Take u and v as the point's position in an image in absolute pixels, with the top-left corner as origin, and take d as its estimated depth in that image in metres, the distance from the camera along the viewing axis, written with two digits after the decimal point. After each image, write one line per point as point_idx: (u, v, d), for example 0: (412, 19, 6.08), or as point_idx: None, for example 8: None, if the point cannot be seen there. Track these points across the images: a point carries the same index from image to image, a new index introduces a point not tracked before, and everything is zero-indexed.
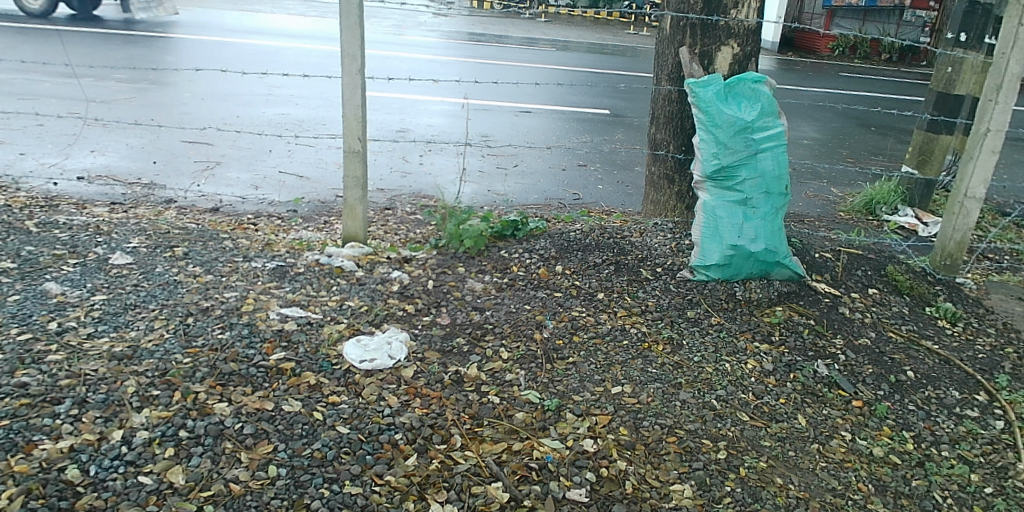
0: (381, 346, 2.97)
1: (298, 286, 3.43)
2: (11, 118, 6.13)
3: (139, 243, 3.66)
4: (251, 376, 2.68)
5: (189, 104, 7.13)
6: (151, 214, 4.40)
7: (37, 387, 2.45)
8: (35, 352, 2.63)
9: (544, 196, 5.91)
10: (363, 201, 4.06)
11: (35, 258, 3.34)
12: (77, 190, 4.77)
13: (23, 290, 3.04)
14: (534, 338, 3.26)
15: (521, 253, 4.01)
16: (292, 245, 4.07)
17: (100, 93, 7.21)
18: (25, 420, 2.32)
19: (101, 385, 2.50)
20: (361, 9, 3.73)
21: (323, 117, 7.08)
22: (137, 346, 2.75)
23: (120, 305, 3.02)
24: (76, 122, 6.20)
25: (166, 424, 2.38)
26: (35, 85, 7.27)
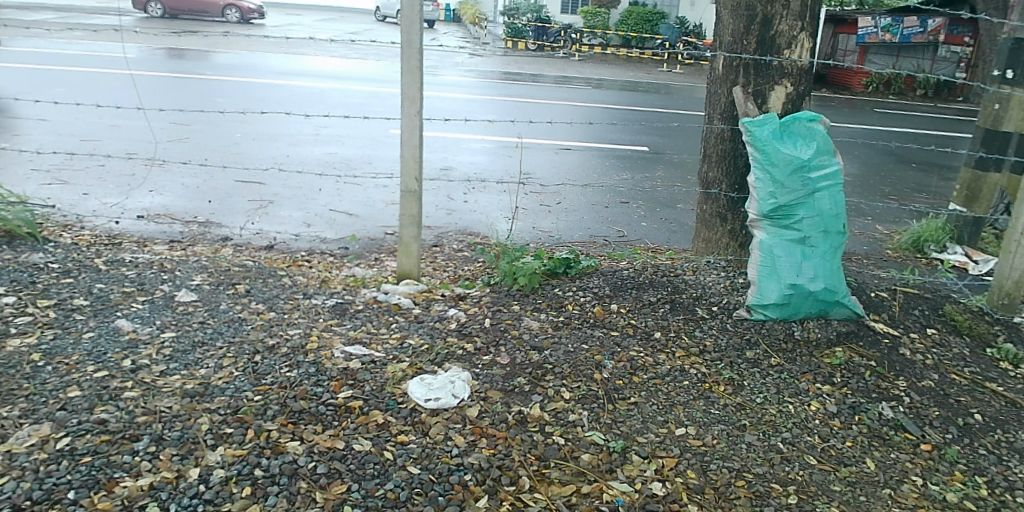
0: (445, 385, 2.99)
1: (358, 324, 3.46)
2: (74, 159, 6.33)
3: (203, 281, 3.72)
4: (321, 414, 2.69)
5: (240, 144, 7.29)
6: (210, 252, 4.48)
7: (116, 423, 2.49)
8: (112, 388, 2.68)
9: (589, 234, 5.92)
10: (418, 239, 4.11)
11: (106, 295, 3.42)
12: (138, 229, 4.89)
13: (97, 327, 3.11)
14: (594, 378, 3.23)
15: (575, 290, 4.02)
16: (348, 282, 4.13)
17: (155, 134, 7.42)
18: (107, 456, 2.35)
19: (176, 422, 2.53)
20: (422, 53, 3.79)
21: (370, 156, 7.19)
22: (208, 384, 2.78)
23: (189, 342, 3.07)
24: (135, 163, 6.36)
25: (241, 463, 2.40)
26: (96, 127, 7.52)
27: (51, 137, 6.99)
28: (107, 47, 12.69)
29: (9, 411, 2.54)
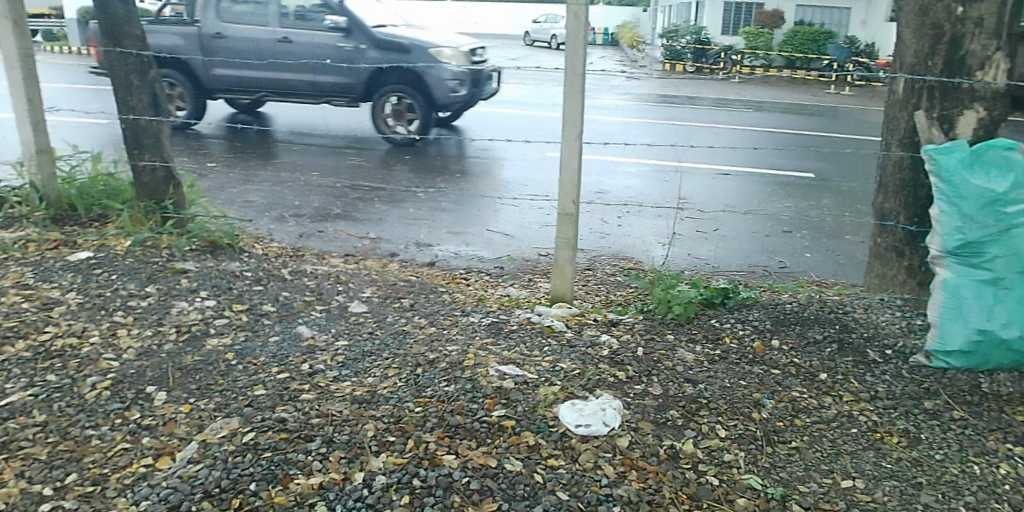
0: (596, 412, 2.98)
1: (513, 344, 3.53)
2: (265, 180, 7.01)
3: (372, 293, 3.97)
4: (475, 430, 2.77)
5: (408, 167, 7.73)
6: (378, 266, 4.77)
7: (294, 423, 2.72)
8: (292, 390, 2.94)
9: (748, 263, 5.71)
10: (573, 262, 4.13)
11: (290, 303, 3.76)
12: (317, 243, 5.30)
13: (281, 332, 3.46)
14: (752, 418, 3.09)
15: (733, 323, 3.88)
16: (503, 301, 4.23)
17: (334, 158, 8.06)
18: (285, 453, 2.56)
19: (345, 427, 2.72)
20: (585, 77, 3.84)
21: (527, 178, 7.36)
22: (374, 392, 2.96)
23: (359, 351, 3.29)
24: (316, 184, 6.93)
25: (401, 471, 2.51)
26: (284, 152, 8.30)
27: (248, 161, 7.80)
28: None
29: (207, 403, 2.89)
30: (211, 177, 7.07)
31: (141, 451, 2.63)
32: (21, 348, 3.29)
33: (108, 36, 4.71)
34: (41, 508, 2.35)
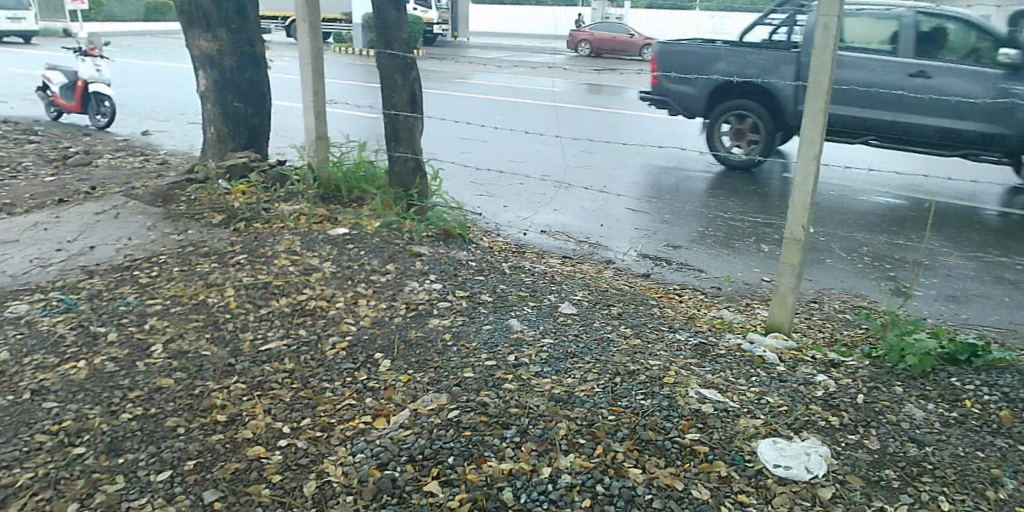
0: (799, 456, 2.81)
1: (718, 369, 3.43)
2: (500, 177, 7.53)
3: (583, 296, 4.09)
4: (666, 449, 2.75)
5: (636, 176, 7.80)
6: (593, 271, 4.87)
7: (494, 408, 2.90)
8: (496, 377, 3.13)
9: (1010, 320, 4.99)
10: (796, 291, 3.89)
11: (506, 295, 4.01)
12: (540, 242, 5.54)
13: (494, 321, 3.68)
14: (985, 496, 2.72)
15: (978, 385, 3.44)
16: (715, 323, 4.12)
17: (566, 161, 8.39)
18: (482, 435, 2.74)
19: (540, 421, 2.83)
20: (830, 94, 3.59)
21: (759, 198, 7.05)
22: (571, 392, 3.06)
23: (562, 351, 3.41)
24: (546, 185, 7.28)
25: (586, 474, 2.57)
26: (522, 153, 8.82)
27: (487, 160, 8.43)
28: (541, 95, 14.62)
29: (422, 377, 3.17)
30: (455, 171, 7.75)
31: (363, 409, 2.95)
32: (283, 303, 3.83)
33: (381, 41, 5.21)
34: (279, 442, 2.73)
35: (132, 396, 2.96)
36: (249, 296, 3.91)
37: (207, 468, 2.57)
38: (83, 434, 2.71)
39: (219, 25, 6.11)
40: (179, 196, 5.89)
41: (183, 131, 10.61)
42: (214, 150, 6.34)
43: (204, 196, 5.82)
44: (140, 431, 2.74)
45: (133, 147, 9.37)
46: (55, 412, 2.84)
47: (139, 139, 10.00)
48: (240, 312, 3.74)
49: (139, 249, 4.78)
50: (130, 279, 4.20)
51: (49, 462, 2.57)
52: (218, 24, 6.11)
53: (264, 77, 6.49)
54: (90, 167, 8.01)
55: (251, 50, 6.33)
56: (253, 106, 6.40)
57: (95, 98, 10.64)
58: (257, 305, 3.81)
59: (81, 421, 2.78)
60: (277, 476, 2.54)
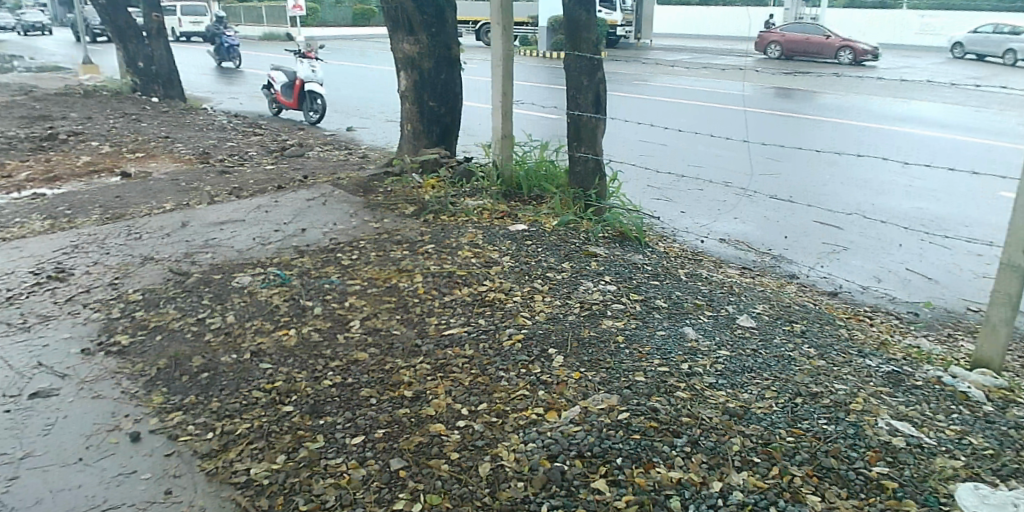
0: (1006, 506, 2.47)
1: (912, 400, 3.17)
2: (681, 182, 7.53)
3: (763, 310, 4.04)
4: (848, 479, 2.58)
5: (827, 186, 7.39)
6: (774, 285, 4.69)
7: (665, 415, 2.88)
8: (668, 385, 3.12)
9: None
10: (1011, 322, 3.42)
11: (682, 303, 4.01)
12: (716, 250, 5.51)
13: (670, 329, 3.68)
14: None
15: None
16: (911, 352, 3.81)
17: (751, 169, 8.16)
18: (652, 440, 2.74)
19: (713, 434, 2.78)
20: None
21: (970, 218, 6.40)
22: (747, 408, 2.97)
23: (739, 365, 3.33)
24: (727, 192, 7.17)
25: (760, 494, 2.48)
26: (704, 158, 8.73)
27: (668, 163, 8.43)
28: (728, 98, 14.16)
29: (594, 376, 3.22)
30: (636, 173, 7.88)
31: (536, 401, 3.04)
32: (465, 293, 4.04)
33: (570, 40, 5.31)
34: (458, 422, 2.89)
35: (332, 366, 3.26)
36: (434, 283, 4.17)
37: (394, 438, 2.78)
38: (291, 394, 3.04)
39: (420, 28, 6.49)
40: (377, 187, 6.38)
41: (382, 127, 11.42)
42: (409, 146, 6.78)
43: (398, 189, 6.25)
44: (338, 397, 3.02)
45: (338, 141, 10.22)
46: (269, 373, 3.21)
47: (344, 134, 10.88)
48: (426, 297, 3.99)
49: (342, 234, 5.23)
50: (334, 260, 4.61)
51: (263, 416, 2.90)
52: (419, 28, 6.51)
53: (458, 78, 6.83)
54: (302, 158, 8.85)
55: (448, 52, 6.68)
56: (446, 105, 6.77)
57: (310, 96, 11.70)
58: (442, 293, 4.05)
59: (290, 383, 3.12)
60: (455, 454, 2.69)
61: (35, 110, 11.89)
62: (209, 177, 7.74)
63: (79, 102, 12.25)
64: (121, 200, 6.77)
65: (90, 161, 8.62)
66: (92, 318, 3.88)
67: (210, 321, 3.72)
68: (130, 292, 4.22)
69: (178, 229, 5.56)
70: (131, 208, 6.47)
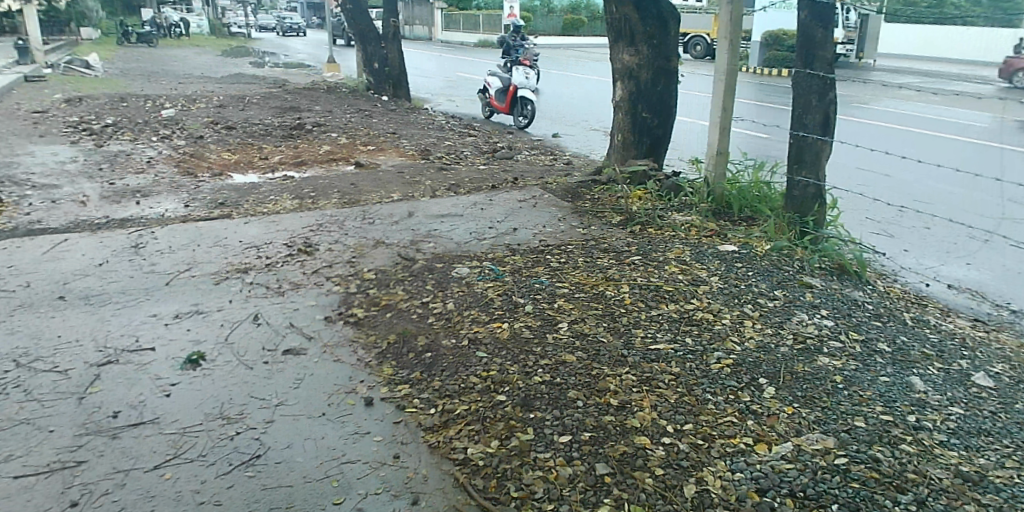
0: None
1: None
2: (907, 217, 6.92)
3: (1002, 371, 3.58)
4: None
5: None
6: (1016, 344, 4.15)
7: (887, 468, 2.66)
8: (892, 435, 2.88)
9: None
10: None
11: (907, 350, 3.67)
12: (943, 296, 5.00)
13: (893, 375, 3.39)
14: None
15: None
16: None
17: (994, 210, 7.27)
18: (872, 491, 2.54)
19: (944, 496, 2.53)
20: None
21: None
22: (984, 475, 2.66)
23: (974, 426, 3.00)
24: (962, 233, 6.47)
25: None
26: (937, 193, 7.94)
27: (894, 195, 7.77)
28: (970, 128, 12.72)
29: (809, 413, 3.05)
30: (855, 205, 7.35)
31: (744, 430, 2.93)
32: (672, 309, 4.00)
33: (802, 56, 5.05)
34: (664, 438, 2.85)
35: (543, 363, 3.37)
36: (642, 296, 4.16)
37: (600, 442, 2.81)
38: (505, 385, 3.18)
39: (642, 40, 6.46)
40: (585, 195, 6.50)
41: (587, 134, 11.47)
42: (618, 156, 6.84)
43: (607, 198, 6.32)
44: (547, 395, 3.11)
45: (546, 146, 10.46)
46: (484, 361, 3.39)
47: (550, 140, 11.08)
48: (633, 308, 4.00)
49: (551, 237, 5.38)
50: (544, 261, 4.76)
51: (479, 401, 3.08)
52: (641, 40, 6.47)
53: (675, 91, 6.71)
54: (512, 161, 9.19)
55: (667, 65, 6.57)
56: (659, 117, 6.69)
57: (521, 101, 12.09)
58: (649, 306, 4.03)
59: (504, 374, 3.27)
60: (660, 470, 2.67)
61: (287, 102, 13.39)
62: (429, 172, 8.29)
63: (324, 98, 13.65)
64: (355, 187, 7.45)
65: (329, 150, 9.58)
66: (332, 290, 4.32)
67: (432, 305, 4.00)
68: (364, 270, 4.65)
69: (404, 217, 6.01)
70: (363, 195, 7.10)
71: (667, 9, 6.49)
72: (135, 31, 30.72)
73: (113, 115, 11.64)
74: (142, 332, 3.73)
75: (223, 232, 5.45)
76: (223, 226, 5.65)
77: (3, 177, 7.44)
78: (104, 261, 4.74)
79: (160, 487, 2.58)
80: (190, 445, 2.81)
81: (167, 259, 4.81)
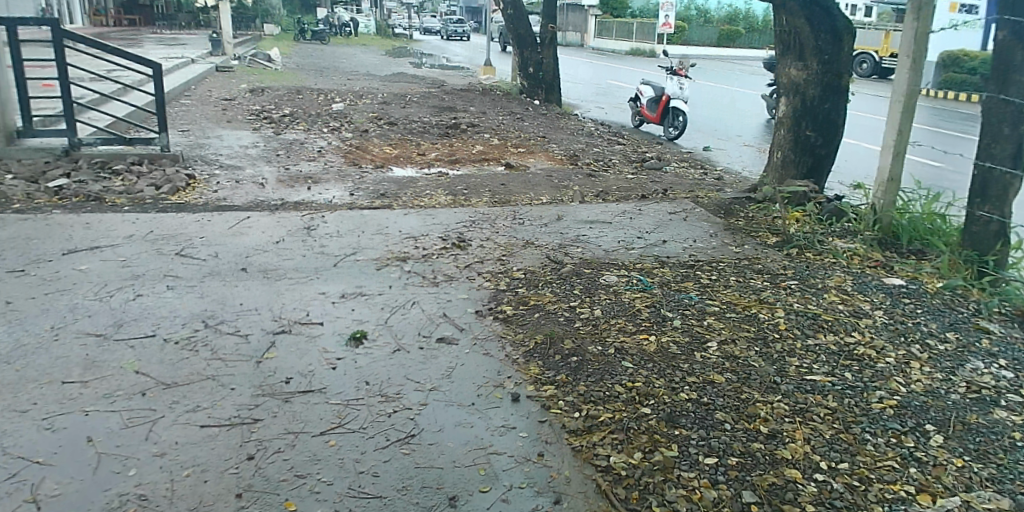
0: None
1: None
2: None
3: None
4: None
5: None
6: None
7: None
8: None
9: None
10: None
11: None
12: None
13: None
14: None
15: None
16: None
17: None
18: None
19: None
20: None
21: None
22: None
23: None
24: None
25: None
26: None
27: None
28: None
29: (982, 469, 2.80)
30: None
31: (906, 477, 2.74)
32: (830, 340, 3.80)
33: (997, 81, 4.56)
34: (816, 474, 2.72)
35: (690, 381, 3.32)
36: (798, 323, 3.98)
37: (747, 469, 2.73)
38: (650, 398, 3.16)
39: (812, 55, 6.15)
40: (740, 212, 6.31)
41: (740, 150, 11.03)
42: (776, 174, 6.57)
43: (763, 218, 6.10)
44: (693, 413, 3.06)
45: (696, 159, 10.18)
46: (630, 372, 3.38)
47: (700, 153, 10.74)
48: (788, 335, 3.83)
49: (702, 252, 5.27)
50: (693, 277, 4.66)
51: (624, 411, 3.08)
52: (811, 55, 6.16)
53: (843, 109, 6.35)
54: (661, 172, 9.04)
55: (837, 82, 6.22)
56: (826, 138, 6.35)
57: (672, 112, 11.81)
58: (805, 334, 3.85)
59: (649, 387, 3.25)
60: (811, 507, 2.55)
61: (444, 101, 13.90)
62: (578, 178, 8.33)
63: (481, 100, 14.07)
64: (505, 187, 7.63)
65: (482, 150, 9.87)
66: (483, 285, 4.46)
67: (579, 310, 4.03)
68: (514, 269, 4.76)
69: (553, 221, 6.08)
70: (513, 196, 7.26)
71: (841, 22, 6.13)
72: (311, 28, 32.97)
73: (290, 106, 12.60)
74: (311, 307, 4.03)
75: (384, 222, 5.76)
76: (384, 215, 5.97)
77: (196, 156, 8.24)
78: (280, 239, 5.14)
79: (324, 452, 2.80)
80: (352, 417, 3.02)
81: (333, 242, 5.15)
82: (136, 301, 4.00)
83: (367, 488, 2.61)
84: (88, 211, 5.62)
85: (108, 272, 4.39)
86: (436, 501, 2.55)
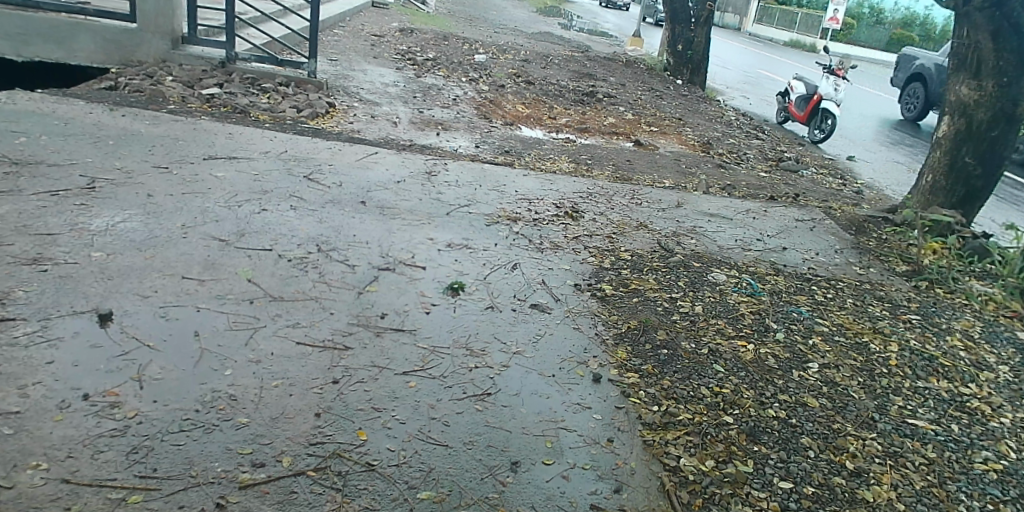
0: None
1: None
2: None
3: None
4: None
5: None
6: None
7: None
8: None
9: None
10: None
11: None
12: None
13: None
14: None
15: None
16: None
17: None
18: None
19: None
20: None
21: None
22: None
23: None
24: None
25: None
26: None
27: None
28: None
29: None
30: None
31: None
32: (942, 386, 3.53)
33: None
34: None
35: (781, 399, 3.18)
36: (911, 362, 3.72)
37: (823, 502, 2.61)
38: (735, 408, 3.07)
39: (989, 76, 5.60)
40: (872, 231, 5.92)
41: (889, 166, 10.30)
42: (921, 198, 6.09)
43: (896, 242, 5.70)
44: (777, 433, 2.95)
45: (836, 168, 9.60)
46: (720, 376, 3.28)
47: (842, 162, 10.11)
48: (898, 372, 3.59)
49: (823, 267, 5.00)
50: (808, 291, 4.44)
51: (705, 415, 3.00)
52: (988, 75, 5.61)
53: (1013, 140, 5.78)
54: (796, 175, 8.58)
55: (1013, 110, 5.65)
56: (984, 168, 5.83)
57: (822, 113, 11.14)
58: (917, 375, 3.60)
59: (737, 396, 3.15)
60: None
61: (586, 67, 13.73)
62: (707, 167, 8.06)
63: (622, 72, 13.81)
64: (630, 164, 7.50)
65: (614, 122, 9.73)
66: (588, 260, 4.42)
67: (680, 303, 3.93)
68: (622, 249, 4.69)
69: (673, 207, 5.92)
70: (637, 174, 7.13)
71: None
72: None
73: (435, 50, 12.85)
74: (418, 250, 4.13)
75: (503, 179, 5.80)
76: (504, 173, 6.00)
77: (339, 86, 8.55)
78: (402, 179, 5.28)
79: (403, 391, 2.89)
80: (435, 363, 3.10)
81: (451, 191, 5.24)
82: (260, 215, 4.23)
83: (435, 434, 2.68)
84: (234, 123, 5.97)
85: (240, 183, 4.66)
86: (498, 463, 2.59)
